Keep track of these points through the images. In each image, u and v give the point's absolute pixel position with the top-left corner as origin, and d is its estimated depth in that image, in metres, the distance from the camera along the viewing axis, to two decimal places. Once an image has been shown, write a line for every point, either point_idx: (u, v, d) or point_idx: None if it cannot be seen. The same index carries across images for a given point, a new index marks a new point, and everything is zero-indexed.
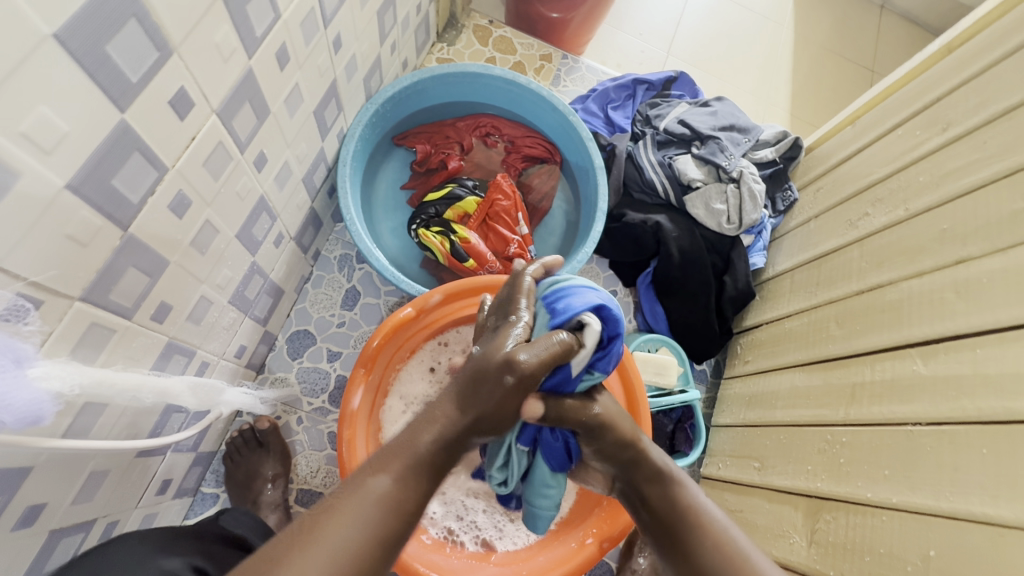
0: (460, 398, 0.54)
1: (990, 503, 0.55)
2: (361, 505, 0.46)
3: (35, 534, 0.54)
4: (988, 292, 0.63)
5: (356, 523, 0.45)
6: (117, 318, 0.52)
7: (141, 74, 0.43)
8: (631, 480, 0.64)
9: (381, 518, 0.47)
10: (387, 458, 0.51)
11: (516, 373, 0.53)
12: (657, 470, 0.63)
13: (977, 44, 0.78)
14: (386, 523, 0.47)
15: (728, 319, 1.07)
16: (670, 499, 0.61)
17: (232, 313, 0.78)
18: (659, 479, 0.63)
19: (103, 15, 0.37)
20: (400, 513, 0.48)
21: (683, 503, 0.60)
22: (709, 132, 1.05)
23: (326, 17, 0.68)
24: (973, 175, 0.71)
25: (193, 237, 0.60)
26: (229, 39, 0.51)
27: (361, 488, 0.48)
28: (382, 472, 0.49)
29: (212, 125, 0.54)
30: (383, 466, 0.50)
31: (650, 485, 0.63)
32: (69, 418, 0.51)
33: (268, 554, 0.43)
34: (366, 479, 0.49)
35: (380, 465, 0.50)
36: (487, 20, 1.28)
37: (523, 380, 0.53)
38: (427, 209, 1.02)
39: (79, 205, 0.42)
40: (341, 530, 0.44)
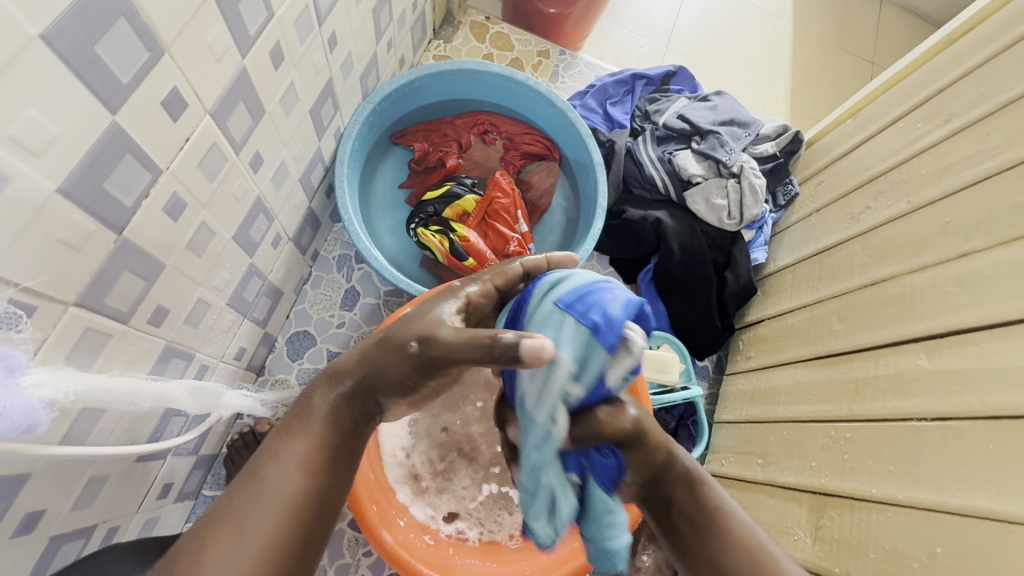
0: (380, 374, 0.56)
1: (996, 499, 0.54)
2: (269, 470, 0.50)
3: (35, 541, 0.54)
4: (991, 285, 0.63)
5: (267, 490, 0.48)
6: (113, 322, 0.52)
7: (132, 75, 0.42)
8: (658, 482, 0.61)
9: (291, 480, 0.50)
10: (292, 428, 0.54)
11: (427, 342, 0.52)
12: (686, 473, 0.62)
13: (979, 34, 0.77)
14: (298, 482, 0.50)
15: (730, 315, 1.06)
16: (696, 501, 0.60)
17: (230, 316, 0.77)
18: (688, 480, 0.62)
19: (91, 15, 0.37)
20: (311, 473, 0.51)
21: (712, 504, 0.60)
22: (709, 127, 1.04)
23: (320, 15, 0.67)
24: (975, 167, 0.70)
25: (189, 239, 0.59)
26: (222, 38, 0.50)
27: (268, 456, 0.51)
28: (290, 440, 0.52)
29: (206, 126, 0.54)
30: (288, 434, 0.53)
31: (681, 488, 0.61)
32: (66, 425, 0.51)
33: (186, 540, 0.46)
34: (272, 447, 0.52)
35: (286, 433, 0.53)
36: (484, 16, 1.27)
37: (429, 354, 0.52)
38: (426, 208, 1.01)
39: (71, 209, 0.42)
40: (251, 497, 0.48)
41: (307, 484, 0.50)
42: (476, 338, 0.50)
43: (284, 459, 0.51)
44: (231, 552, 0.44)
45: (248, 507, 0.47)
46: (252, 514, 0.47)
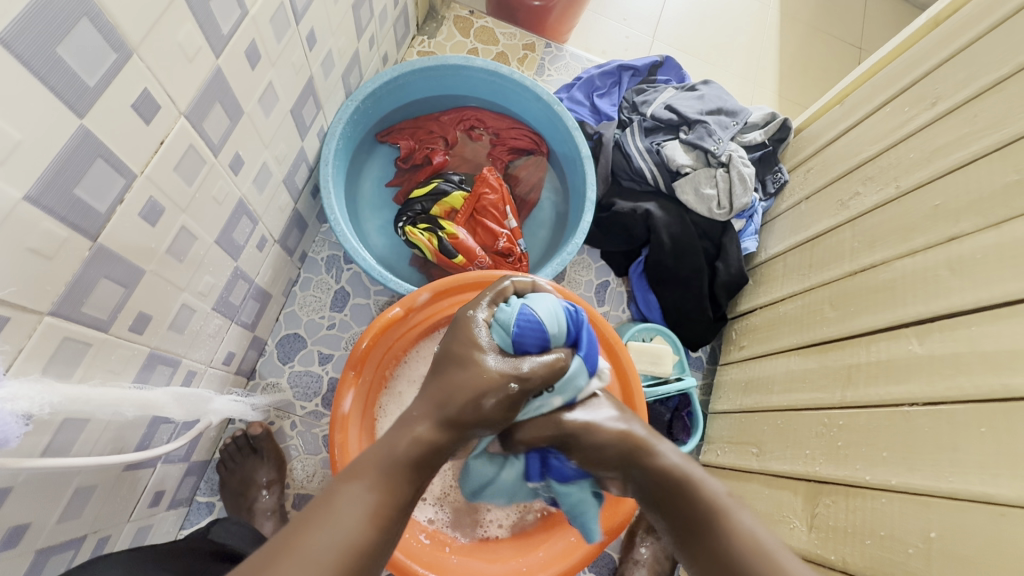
0: None
1: (990, 482, 0.54)
2: (340, 507, 0.48)
3: (21, 555, 0.53)
4: (982, 268, 0.62)
5: (332, 525, 0.46)
6: (91, 331, 0.51)
7: (99, 78, 0.41)
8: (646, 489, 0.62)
9: (360, 523, 0.47)
10: (360, 469, 0.52)
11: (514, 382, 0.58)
12: (670, 474, 0.61)
13: (964, 16, 0.77)
14: (366, 529, 0.47)
15: (722, 305, 1.06)
16: (689, 504, 0.58)
17: (217, 320, 0.76)
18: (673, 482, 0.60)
19: (50, 15, 0.35)
20: (376, 520, 0.48)
21: (704, 505, 0.58)
22: (696, 117, 1.04)
23: (297, 13, 0.66)
24: (963, 150, 0.70)
25: (168, 244, 0.58)
26: (193, 37, 0.49)
27: (337, 494, 0.49)
28: (356, 480, 0.50)
29: (182, 128, 0.53)
30: (355, 475, 0.51)
31: (664, 490, 0.61)
32: (46, 437, 0.50)
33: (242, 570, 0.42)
34: (339, 487, 0.50)
35: (354, 473, 0.51)
36: (468, 10, 1.25)
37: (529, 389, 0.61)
38: (414, 206, 1.00)
39: (40, 217, 0.41)
40: (321, 527, 0.45)
41: (377, 531, 0.48)
42: (553, 363, 0.64)
43: (354, 500, 0.49)
44: None
45: (318, 542, 0.44)
46: (322, 549, 0.44)
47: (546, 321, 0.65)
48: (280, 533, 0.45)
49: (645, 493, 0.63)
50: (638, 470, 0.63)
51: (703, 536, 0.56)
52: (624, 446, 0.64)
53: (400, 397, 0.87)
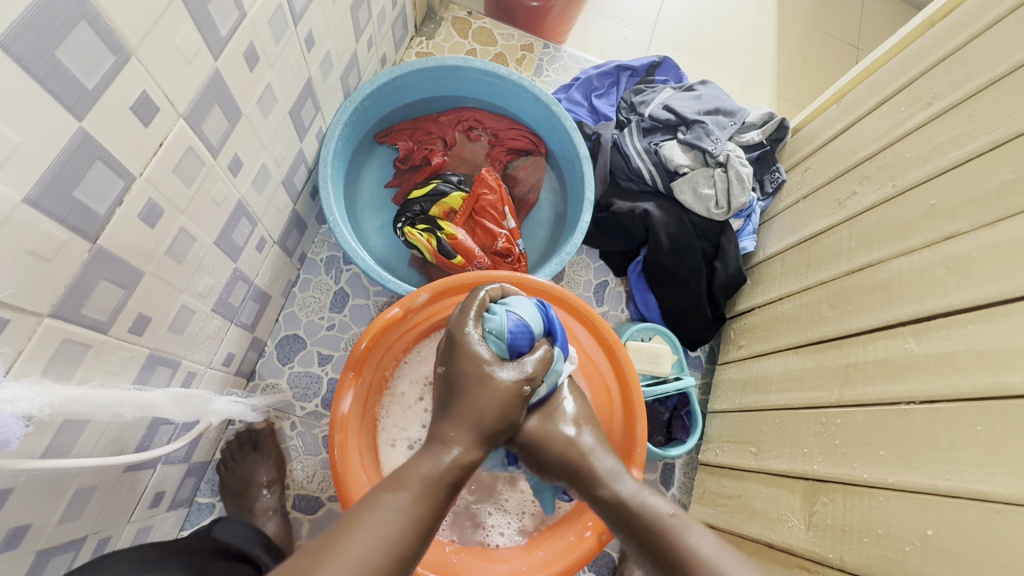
0: None
1: (986, 480, 0.54)
2: (382, 515, 0.49)
3: (22, 556, 0.54)
4: (979, 267, 0.63)
5: (379, 531, 0.47)
6: (91, 332, 0.51)
7: (97, 81, 0.41)
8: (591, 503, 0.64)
9: (402, 532, 0.48)
10: (405, 479, 0.53)
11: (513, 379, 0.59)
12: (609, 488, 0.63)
13: (960, 16, 0.77)
14: (407, 539, 0.48)
15: (720, 305, 1.06)
16: (638, 523, 0.59)
17: (216, 322, 0.76)
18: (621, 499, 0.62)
19: (49, 18, 0.36)
20: (419, 531, 0.49)
21: (649, 523, 0.58)
22: (694, 117, 1.04)
23: (295, 15, 0.66)
24: (958, 149, 0.70)
25: (167, 246, 0.58)
26: (191, 40, 0.49)
27: (380, 503, 0.50)
28: (401, 491, 0.51)
29: (180, 130, 0.53)
30: (401, 485, 0.52)
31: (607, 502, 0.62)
32: (47, 438, 0.50)
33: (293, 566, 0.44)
34: (383, 495, 0.51)
35: (398, 482, 0.52)
36: (466, 11, 1.25)
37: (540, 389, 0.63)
38: (412, 207, 1.00)
39: (39, 219, 0.41)
40: (368, 532, 0.47)
41: (415, 541, 0.49)
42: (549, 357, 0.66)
43: (396, 509, 0.50)
44: None
45: (361, 547, 0.46)
46: (363, 556, 0.45)
47: (530, 321, 0.67)
48: (328, 534, 0.47)
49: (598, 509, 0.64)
50: (587, 490, 0.64)
51: (652, 555, 0.57)
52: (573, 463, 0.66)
53: (403, 397, 0.88)
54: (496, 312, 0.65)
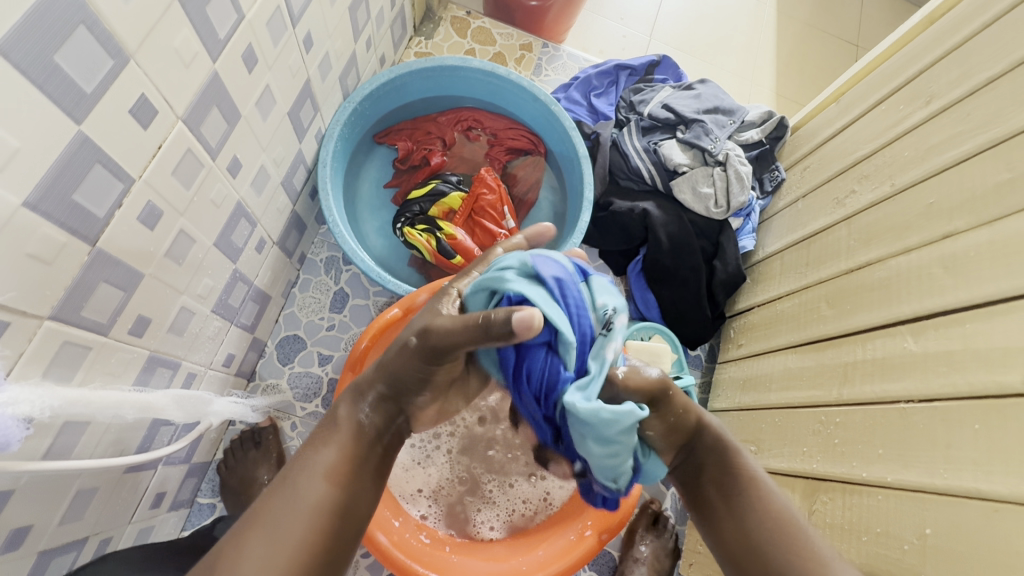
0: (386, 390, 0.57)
1: (984, 479, 0.54)
2: (298, 478, 0.52)
3: (23, 557, 0.54)
4: (976, 265, 0.63)
5: (296, 491, 0.50)
6: (92, 334, 0.51)
7: (96, 84, 0.41)
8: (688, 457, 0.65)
9: (321, 482, 0.52)
10: (322, 437, 0.56)
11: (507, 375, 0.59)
12: (716, 444, 0.64)
13: (958, 14, 0.77)
14: (328, 486, 0.52)
15: (719, 304, 1.06)
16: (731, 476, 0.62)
17: (216, 323, 0.77)
18: (719, 449, 0.64)
19: (48, 22, 0.36)
20: (335, 479, 0.52)
21: (745, 475, 0.62)
22: (693, 116, 1.04)
23: (293, 16, 0.66)
24: (958, 147, 0.70)
25: (167, 248, 0.58)
26: (190, 42, 0.50)
27: (296, 465, 0.53)
28: (321, 446, 0.55)
29: (179, 132, 0.53)
30: (316, 441, 0.56)
31: (711, 458, 0.64)
32: (47, 440, 0.50)
33: (225, 540, 0.47)
34: (301, 455, 0.54)
35: (313, 441, 0.55)
36: (464, 11, 1.26)
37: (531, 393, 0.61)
38: (412, 207, 1.00)
39: (39, 222, 0.41)
40: (285, 496, 0.50)
41: (335, 492, 0.52)
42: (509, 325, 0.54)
43: (314, 466, 0.53)
44: (264, 548, 0.46)
45: (281, 510, 0.49)
46: (286, 518, 0.48)
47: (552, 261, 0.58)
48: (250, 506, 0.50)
49: (684, 461, 0.65)
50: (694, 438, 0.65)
51: (737, 517, 0.59)
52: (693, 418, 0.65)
53: None
54: (513, 277, 0.55)
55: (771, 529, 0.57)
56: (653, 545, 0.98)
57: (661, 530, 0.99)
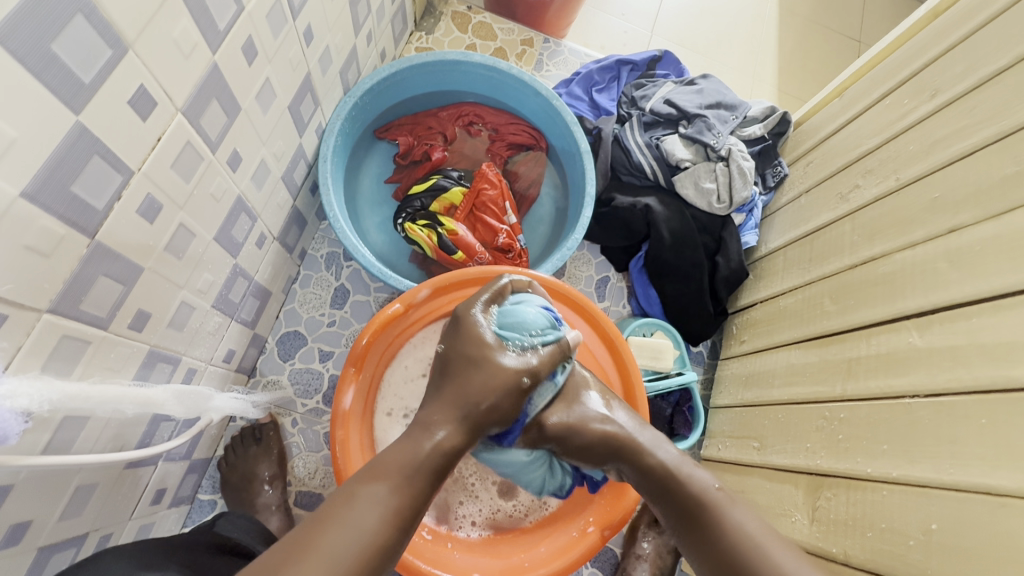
0: None
1: (990, 474, 0.54)
2: (360, 508, 0.49)
3: (23, 552, 0.54)
4: (982, 259, 0.62)
5: (356, 526, 0.47)
6: (91, 328, 0.51)
7: (94, 74, 0.41)
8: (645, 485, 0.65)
9: (382, 524, 0.48)
10: (382, 470, 0.53)
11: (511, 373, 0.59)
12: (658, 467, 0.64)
13: (964, 6, 0.76)
14: (388, 529, 0.49)
15: (722, 300, 1.06)
16: (683, 496, 0.61)
17: (217, 318, 0.76)
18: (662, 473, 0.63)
19: (44, 11, 0.35)
20: (397, 521, 0.49)
21: (693, 496, 0.61)
22: (696, 111, 1.03)
23: (293, 8, 0.66)
24: (963, 140, 0.69)
25: (167, 241, 0.58)
26: (189, 33, 0.49)
27: (356, 496, 0.50)
28: (379, 482, 0.52)
29: (178, 124, 0.52)
30: (377, 475, 0.52)
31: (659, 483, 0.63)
32: (46, 435, 0.50)
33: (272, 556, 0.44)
34: (361, 486, 0.51)
35: (374, 473, 0.52)
36: (465, 6, 1.25)
37: None
38: (413, 202, 1.00)
39: (37, 214, 0.41)
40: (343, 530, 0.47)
41: (393, 532, 0.49)
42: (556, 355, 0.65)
43: (376, 499, 0.50)
44: None
45: (339, 541, 0.46)
46: (342, 551, 0.45)
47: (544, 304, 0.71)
48: (302, 528, 0.47)
49: (640, 484, 0.66)
50: (635, 464, 0.65)
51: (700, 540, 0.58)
52: (613, 444, 0.67)
53: (405, 371, 0.86)
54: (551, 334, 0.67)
55: (731, 545, 0.56)
56: (655, 542, 0.97)
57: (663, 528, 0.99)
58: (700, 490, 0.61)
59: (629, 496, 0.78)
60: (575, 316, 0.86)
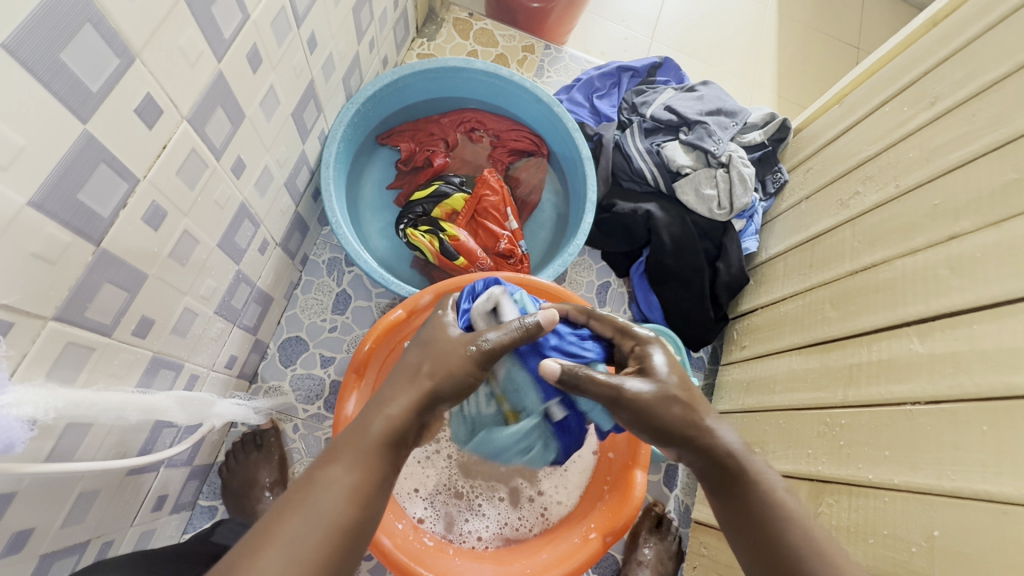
0: (389, 392, 0.56)
1: (992, 481, 0.54)
2: (316, 492, 0.47)
3: (25, 560, 0.53)
4: (983, 265, 0.62)
5: (314, 511, 0.46)
6: (95, 335, 0.51)
7: (101, 83, 0.41)
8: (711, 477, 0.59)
9: (343, 505, 0.47)
10: (338, 451, 0.51)
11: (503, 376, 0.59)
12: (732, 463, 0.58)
13: (963, 15, 0.77)
14: (350, 509, 0.48)
15: (723, 305, 1.06)
16: (749, 494, 0.57)
17: (219, 324, 0.76)
18: (737, 471, 0.58)
19: (54, 21, 0.36)
20: (357, 500, 0.48)
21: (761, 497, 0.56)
22: (696, 118, 1.03)
23: (298, 17, 0.66)
24: (962, 148, 0.70)
25: (171, 248, 0.58)
26: (195, 42, 0.49)
27: (312, 481, 0.48)
28: (335, 463, 0.50)
29: (183, 132, 0.53)
30: (334, 458, 0.51)
31: (729, 478, 0.58)
32: (50, 442, 0.50)
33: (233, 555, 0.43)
34: (317, 472, 0.49)
35: (330, 457, 0.51)
36: (467, 12, 1.26)
37: None
38: (415, 208, 1.00)
39: (43, 222, 0.41)
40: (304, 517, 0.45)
41: (354, 511, 0.48)
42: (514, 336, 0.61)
43: (334, 481, 0.48)
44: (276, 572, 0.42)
45: (299, 528, 0.45)
46: (303, 539, 0.44)
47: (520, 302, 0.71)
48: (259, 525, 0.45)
49: (698, 470, 0.60)
50: (704, 455, 0.59)
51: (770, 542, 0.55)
52: (686, 428, 0.59)
53: None
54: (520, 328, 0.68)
55: (802, 554, 0.53)
56: (657, 548, 0.97)
57: (665, 533, 0.99)
58: (768, 491, 0.57)
59: (631, 502, 0.77)
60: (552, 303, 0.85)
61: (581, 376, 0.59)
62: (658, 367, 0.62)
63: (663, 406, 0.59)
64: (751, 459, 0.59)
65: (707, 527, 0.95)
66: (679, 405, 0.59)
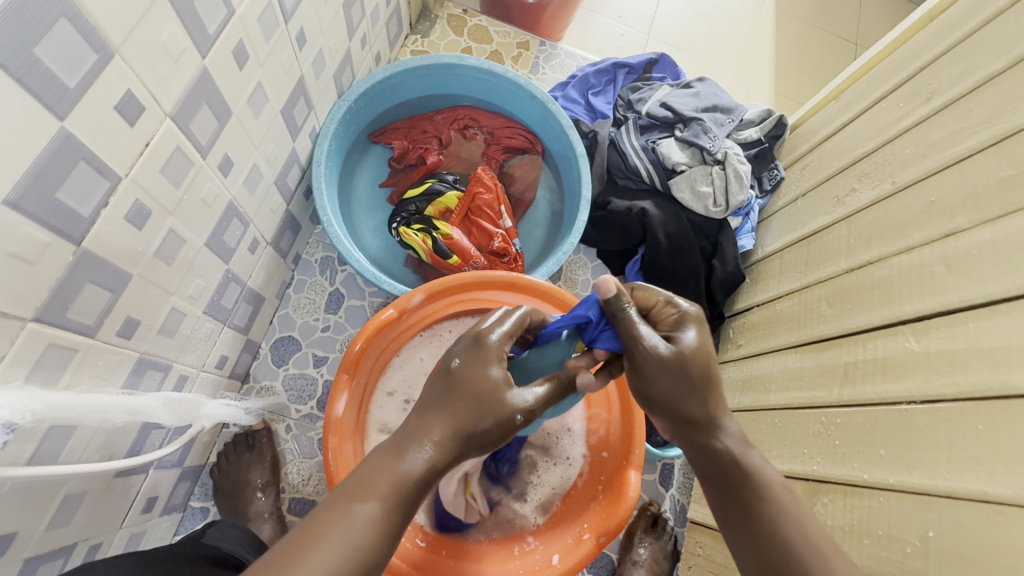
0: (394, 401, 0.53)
1: (988, 481, 0.53)
2: (348, 528, 0.46)
3: (8, 563, 0.53)
4: (978, 262, 0.62)
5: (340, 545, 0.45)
6: (78, 336, 0.50)
7: (79, 79, 0.40)
8: (712, 470, 0.58)
9: (370, 542, 0.46)
10: (372, 481, 0.48)
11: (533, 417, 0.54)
12: (732, 462, 0.57)
13: (960, 9, 0.76)
14: (376, 546, 0.46)
15: (718, 304, 1.06)
16: (747, 489, 0.56)
17: (208, 324, 0.75)
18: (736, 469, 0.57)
19: (27, 16, 0.35)
20: (384, 539, 0.47)
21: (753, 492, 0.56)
22: (692, 114, 1.02)
23: (285, 12, 0.65)
24: (959, 144, 0.69)
25: (157, 248, 0.57)
26: (178, 38, 0.48)
27: (344, 514, 0.46)
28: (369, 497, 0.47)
29: (167, 129, 0.52)
30: (368, 490, 0.48)
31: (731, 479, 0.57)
32: (32, 444, 0.49)
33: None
34: (348, 505, 0.47)
35: (365, 489, 0.47)
36: (461, 9, 1.25)
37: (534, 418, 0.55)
38: (407, 206, 1.00)
39: (20, 221, 0.40)
40: (333, 548, 0.44)
41: (380, 549, 0.46)
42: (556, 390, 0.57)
43: (366, 522, 0.46)
44: None
45: (326, 561, 0.44)
46: (328, 570, 0.43)
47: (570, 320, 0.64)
48: (285, 540, 0.45)
49: (696, 463, 0.59)
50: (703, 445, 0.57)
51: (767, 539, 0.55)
52: (682, 418, 0.57)
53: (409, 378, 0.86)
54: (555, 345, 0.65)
55: (800, 551, 0.53)
56: (652, 547, 0.97)
57: (660, 533, 0.98)
58: (766, 488, 0.56)
59: (624, 501, 0.77)
60: (544, 304, 0.84)
61: (622, 313, 0.56)
62: (687, 340, 0.56)
63: (674, 383, 0.55)
64: (749, 454, 0.58)
65: (702, 527, 0.94)
66: (692, 386, 0.56)
